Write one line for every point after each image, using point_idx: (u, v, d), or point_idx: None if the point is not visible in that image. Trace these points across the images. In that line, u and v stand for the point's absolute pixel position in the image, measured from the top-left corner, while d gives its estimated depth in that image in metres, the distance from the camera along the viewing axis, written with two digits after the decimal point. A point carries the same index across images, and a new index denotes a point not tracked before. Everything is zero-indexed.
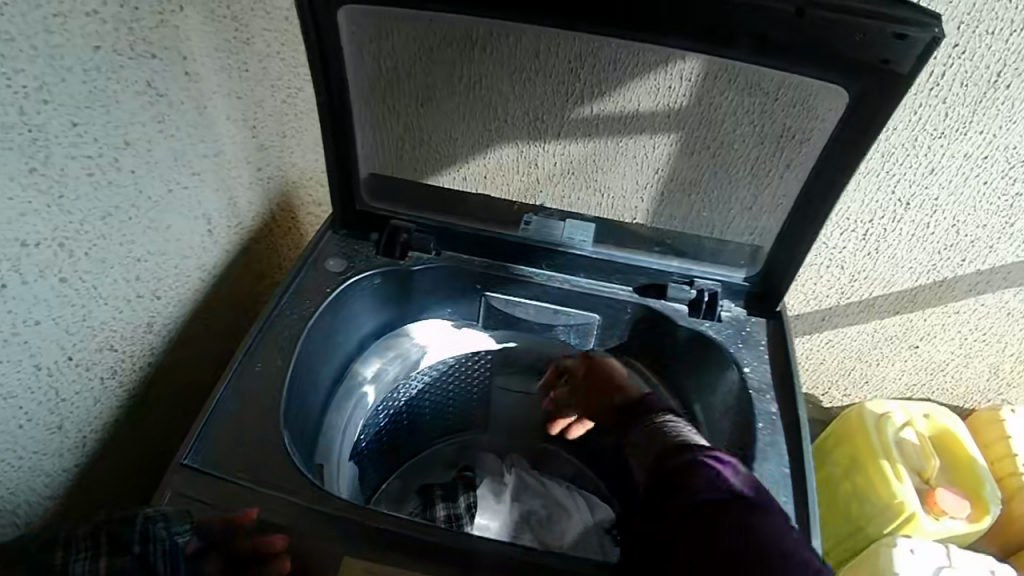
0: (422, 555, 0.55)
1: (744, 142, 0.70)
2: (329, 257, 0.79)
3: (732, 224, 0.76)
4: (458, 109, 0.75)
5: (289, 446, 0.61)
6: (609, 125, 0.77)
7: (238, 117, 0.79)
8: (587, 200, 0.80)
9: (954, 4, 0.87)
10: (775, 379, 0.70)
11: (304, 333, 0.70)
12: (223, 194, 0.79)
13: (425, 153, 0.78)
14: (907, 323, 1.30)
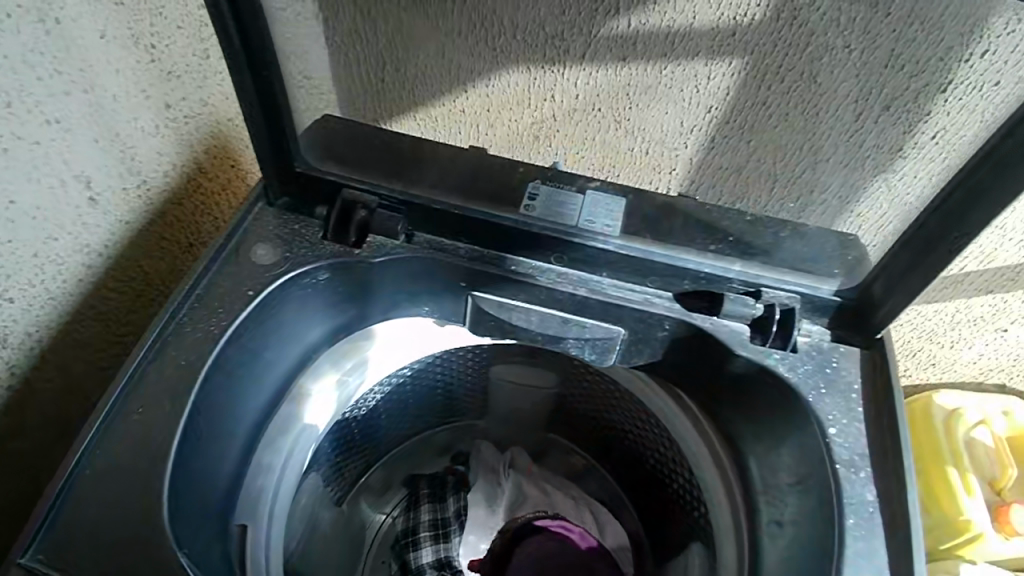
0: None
1: (835, 73, 0.47)
2: (256, 240, 0.57)
3: (819, 180, 0.54)
4: (446, 13, 0.52)
5: (175, 540, 0.44)
6: (654, 46, 0.50)
7: (121, 34, 0.55)
8: (617, 141, 0.58)
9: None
10: (873, 447, 0.50)
11: (210, 361, 0.51)
12: (109, 147, 0.57)
13: (411, 77, 0.57)
14: (1000, 304, 1.07)
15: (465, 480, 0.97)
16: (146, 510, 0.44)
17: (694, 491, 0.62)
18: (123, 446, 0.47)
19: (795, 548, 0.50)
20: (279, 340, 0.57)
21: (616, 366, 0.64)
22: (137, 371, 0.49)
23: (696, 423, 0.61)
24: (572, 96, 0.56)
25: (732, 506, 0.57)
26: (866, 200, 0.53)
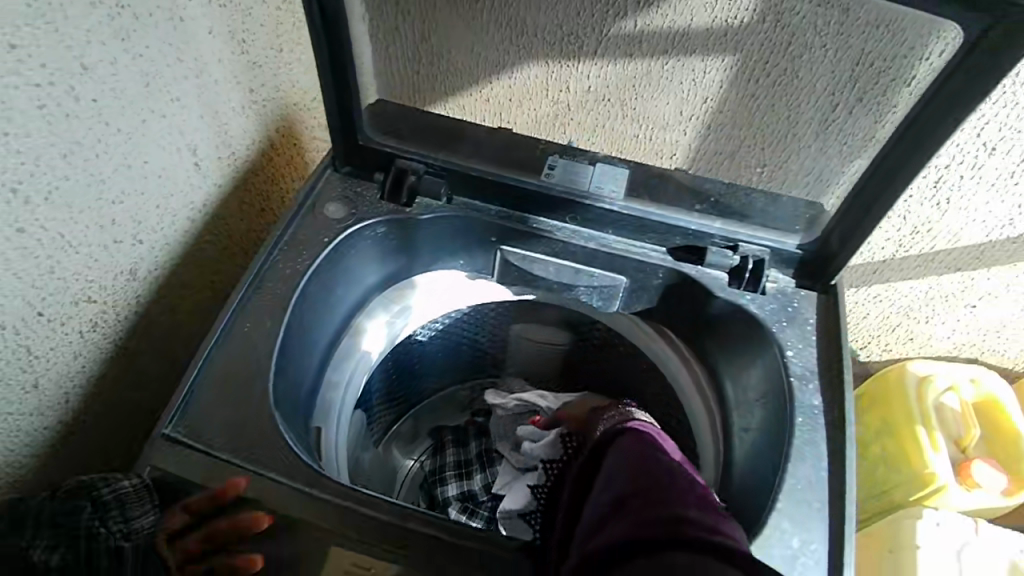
0: (425, 556, 0.50)
1: (812, 69, 0.58)
2: (328, 199, 0.70)
3: (805, 164, 0.65)
4: (474, 16, 0.62)
5: (278, 418, 0.57)
6: (656, 43, 0.63)
7: (223, 31, 0.68)
8: (625, 127, 0.69)
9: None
10: (822, 367, 0.62)
11: (301, 287, 0.64)
12: (211, 122, 0.70)
13: (444, 71, 0.68)
14: (968, 281, 1.18)
15: (485, 429, 1.09)
16: (257, 399, 0.57)
17: (683, 418, 0.74)
18: (235, 352, 0.60)
19: (759, 446, 0.62)
20: (347, 281, 0.70)
21: (618, 313, 0.76)
22: (244, 296, 0.63)
23: (685, 363, 0.73)
24: (585, 86, 0.67)
25: (712, 425, 0.69)
26: (843, 181, 0.63)
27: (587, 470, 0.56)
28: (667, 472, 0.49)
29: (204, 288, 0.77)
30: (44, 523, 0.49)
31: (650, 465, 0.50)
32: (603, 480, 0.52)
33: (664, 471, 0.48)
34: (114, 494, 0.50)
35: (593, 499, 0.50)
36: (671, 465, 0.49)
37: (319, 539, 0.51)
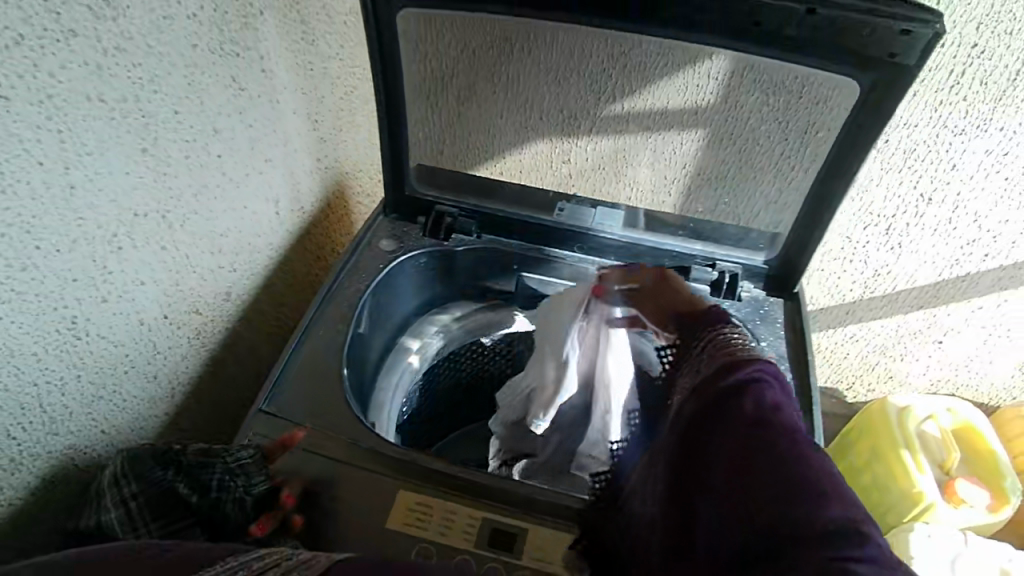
0: (474, 499, 0.61)
1: (770, 138, 0.74)
2: (382, 238, 0.87)
3: (762, 215, 0.81)
4: (496, 105, 0.80)
5: (348, 398, 0.70)
6: (641, 122, 0.79)
7: (303, 112, 0.88)
8: (616, 194, 0.86)
9: (971, 7, 0.92)
10: (789, 354, 0.77)
11: (363, 302, 0.80)
12: (289, 181, 0.88)
13: (467, 149, 0.85)
14: (931, 317, 1.33)
15: None
16: (334, 390, 0.70)
17: None
18: (313, 350, 0.74)
19: None
20: (394, 302, 0.86)
21: None
22: (318, 310, 0.78)
23: None
24: (583, 159, 0.84)
25: None
26: (784, 226, 0.80)
27: (679, 438, 0.48)
28: (809, 477, 0.38)
29: (275, 316, 0.91)
30: (183, 470, 0.60)
31: (776, 471, 0.39)
32: (708, 475, 0.43)
33: (797, 473, 0.38)
34: (239, 461, 0.60)
35: (702, 507, 0.43)
36: (808, 469, 0.39)
37: (383, 486, 0.62)
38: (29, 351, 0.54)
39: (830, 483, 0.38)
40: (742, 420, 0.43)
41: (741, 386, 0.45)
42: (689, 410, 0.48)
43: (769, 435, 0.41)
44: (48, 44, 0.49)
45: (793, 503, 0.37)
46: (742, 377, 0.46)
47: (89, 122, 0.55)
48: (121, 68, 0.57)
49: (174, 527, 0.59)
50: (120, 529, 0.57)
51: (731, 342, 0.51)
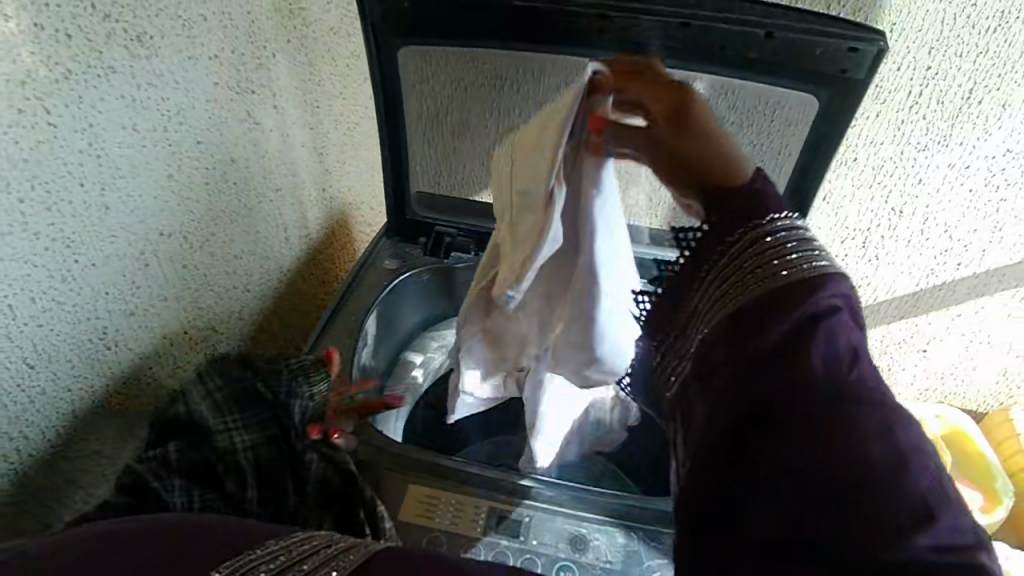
0: (482, 493, 0.65)
1: None
2: (385, 259, 0.93)
3: None
4: (488, 136, 0.86)
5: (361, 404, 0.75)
6: None
7: (310, 145, 0.94)
8: None
9: (922, 32, 0.96)
10: None
11: (370, 317, 0.86)
12: (297, 209, 0.94)
13: (464, 178, 0.91)
14: (914, 327, 1.37)
15: None
16: None
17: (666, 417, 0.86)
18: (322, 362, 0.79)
19: None
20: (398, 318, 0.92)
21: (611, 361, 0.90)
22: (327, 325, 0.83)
23: None
24: None
25: None
26: None
27: (726, 378, 0.43)
28: (907, 474, 0.36)
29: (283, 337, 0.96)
30: (261, 372, 0.65)
31: (868, 462, 0.36)
32: (767, 438, 0.40)
33: (879, 465, 0.36)
34: (299, 364, 0.66)
35: (754, 463, 0.40)
36: (904, 465, 0.36)
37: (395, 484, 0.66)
38: (64, 358, 0.59)
39: (928, 477, 0.36)
40: (822, 383, 0.39)
41: (805, 326, 0.41)
42: (744, 349, 0.43)
43: (853, 412, 0.38)
44: (90, 79, 0.56)
45: (884, 496, 0.35)
46: (811, 313, 0.41)
47: (123, 149, 0.61)
48: (152, 101, 0.63)
49: (255, 422, 0.61)
50: (209, 419, 0.61)
51: (776, 254, 0.45)
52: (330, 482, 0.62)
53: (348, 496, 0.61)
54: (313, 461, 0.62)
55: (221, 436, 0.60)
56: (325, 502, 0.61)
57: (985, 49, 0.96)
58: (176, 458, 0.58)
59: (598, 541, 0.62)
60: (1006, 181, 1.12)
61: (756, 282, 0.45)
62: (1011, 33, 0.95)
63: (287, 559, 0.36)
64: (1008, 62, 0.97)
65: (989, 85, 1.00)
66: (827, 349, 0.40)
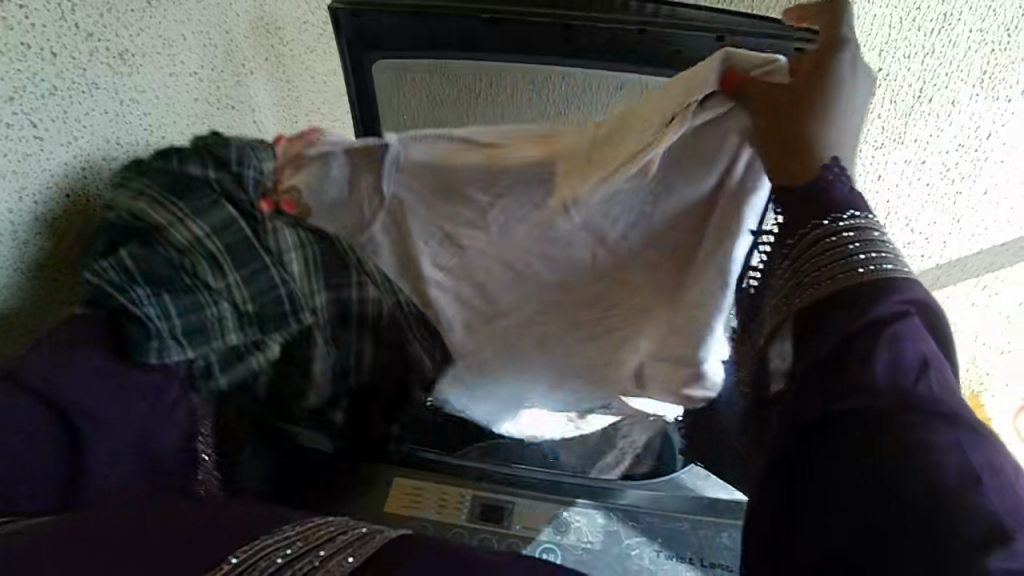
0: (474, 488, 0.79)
1: None
2: None
3: None
4: None
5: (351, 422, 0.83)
6: None
7: None
8: None
9: (870, 36, 0.87)
10: None
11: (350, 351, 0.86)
12: None
13: None
14: None
15: None
16: None
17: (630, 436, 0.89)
18: None
19: None
20: None
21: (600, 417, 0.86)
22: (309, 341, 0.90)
23: None
24: None
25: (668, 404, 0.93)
26: None
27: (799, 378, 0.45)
28: (974, 496, 0.36)
29: None
30: (186, 156, 0.61)
31: (936, 486, 0.36)
32: (835, 442, 0.41)
33: (944, 486, 0.36)
34: (236, 152, 0.61)
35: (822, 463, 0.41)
36: (972, 484, 0.36)
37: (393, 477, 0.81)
38: None
39: (996, 498, 0.36)
40: (897, 395, 0.39)
41: (876, 336, 0.41)
42: (817, 352, 0.44)
43: (918, 422, 0.38)
44: (75, 95, 0.58)
45: (948, 514, 0.35)
46: (880, 323, 0.42)
47: (107, 163, 0.63)
48: (135, 116, 0.65)
49: (212, 216, 0.57)
50: (151, 212, 0.55)
51: (828, 249, 0.46)
52: (309, 232, 0.63)
53: (325, 255, 0.64)
54: (286, 236, 0.62)
55: (177, 231, 0.55)
56: (306, 265, 0.63)
57: (932, 50, 0.87)
58: (138, 265, 0.53)
59: (579, 521, 0.76)
60: (962, 174, 1.00)
61: (825, 281, 0.45)
62: (964, 25, 0.84)
63: (300, 547, 0.40)
64: (954, 61, 0.87)
65: (944, 83, 0.90)
66: (901, 362, 0.40)
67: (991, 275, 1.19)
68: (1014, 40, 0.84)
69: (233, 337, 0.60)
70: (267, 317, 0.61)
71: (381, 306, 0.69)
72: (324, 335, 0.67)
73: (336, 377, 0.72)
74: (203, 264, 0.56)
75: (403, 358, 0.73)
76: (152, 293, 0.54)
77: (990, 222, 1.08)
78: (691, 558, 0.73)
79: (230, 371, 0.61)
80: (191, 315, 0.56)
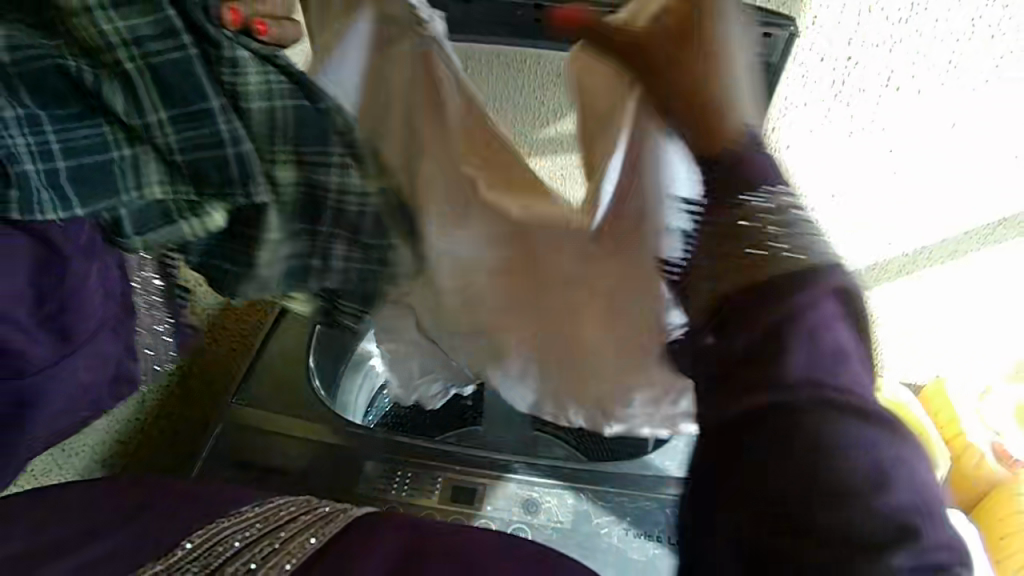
0: (447, 469, 0.80)
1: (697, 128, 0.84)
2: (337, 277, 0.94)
3: None
4: None
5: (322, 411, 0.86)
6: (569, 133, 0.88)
7: None
8: None
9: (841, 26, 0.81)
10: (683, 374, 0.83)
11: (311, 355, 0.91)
12: None
13: None
14: None
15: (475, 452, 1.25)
16: (296, 397, 0.87)
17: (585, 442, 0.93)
18: (273, 377, 0.90)
19: None
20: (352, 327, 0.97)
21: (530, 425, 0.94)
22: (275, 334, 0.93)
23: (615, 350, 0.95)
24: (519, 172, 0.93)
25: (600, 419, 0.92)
26: None
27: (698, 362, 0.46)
28: (877, 499, 0.39)
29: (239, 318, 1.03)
30: None
31: (848, 493, 0.39)
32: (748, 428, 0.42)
33: (860, 496, 0.39)
34: None
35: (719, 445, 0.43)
36: (880, 486, 0.39)
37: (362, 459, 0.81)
38: None
39: (892, 501, 0.39)
40: (831, 389, 0.41)
41: (777, 333, 0.42)
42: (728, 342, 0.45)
43: (828, 419, 0.41)
44: None
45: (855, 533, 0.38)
46: (796, 311, 0.43)
47: None
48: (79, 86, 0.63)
49: (142, 19, 0.47)
50: None
51: (756, 239, 0.45)
52: (278, 78, 0.54)
53: (296, 111, 0.55)
54: (250, 72, 0.52)
55: (81, 26, 0.46)
56: (268, 118, 0.54)
57: (900, 39, 0.82)
58: (20, 70, 0.44)
59: (550, 503, 0.78)
60: (929, 164, 1.00)
61: (739, 274, 0.45)
62: (929, 19, 0.81)
63: (257, 531, 0.43)
64: (924, 52, 0.84)
65: (912, 73, 0.86)
66: (817, 355, 0.42)
67: (951, 262, 1.19)
68: (977, 29, 0.82)
69: (158, 191, 0.51)
70: (204, 180, 0.51)
71: (365, 212, 0.62)
72: (280, 221, 0.59)
73: (293, 273, 0.63)
74: (113, 86, 0.47)
75: (379, 279, 0.69)
76: (34, 113, 0.44)
77: (956, 206, 1.08)
78: (659, 536, 0.75)
79: (151, 235, 0.53)
80: (84, 156, 0.47)
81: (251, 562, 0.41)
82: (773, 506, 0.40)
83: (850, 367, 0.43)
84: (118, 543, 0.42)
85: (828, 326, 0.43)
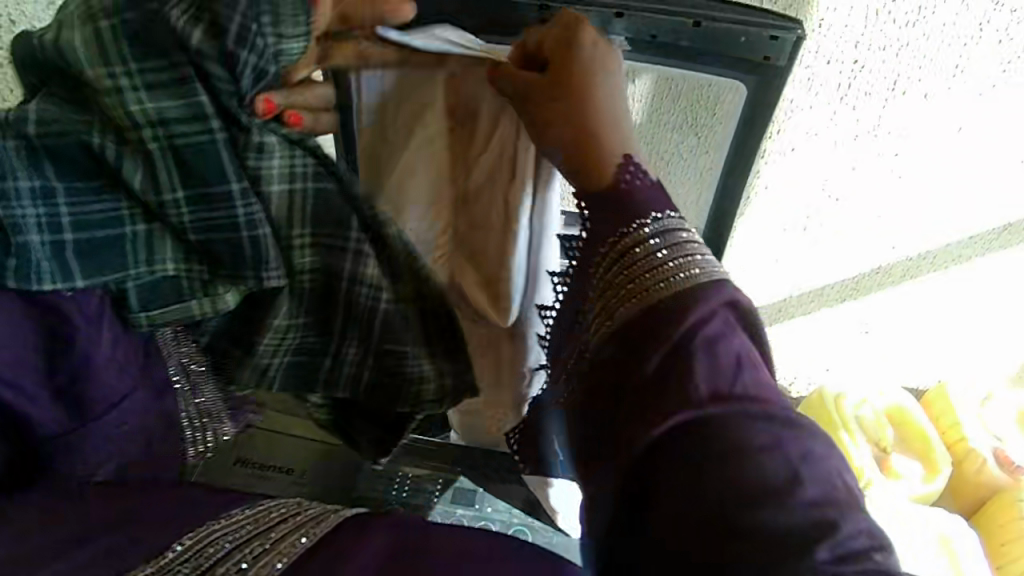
0: None
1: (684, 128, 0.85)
2: None
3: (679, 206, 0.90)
4: None
5: None
6: None
7: None
8: None
9: (850, 28, 0.81)
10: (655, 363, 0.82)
11: None
12: None
13: None
14: None
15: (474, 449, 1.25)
16: None
17: None
18: None
19: None
20: None
21: None
22: None
23: None
24: None
25: None
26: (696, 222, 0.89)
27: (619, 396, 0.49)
28: (792, 493, 0.40)
29: None
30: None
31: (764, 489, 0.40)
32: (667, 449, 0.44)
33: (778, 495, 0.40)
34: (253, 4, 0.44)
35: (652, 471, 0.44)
36: (795, 480, 0.41)
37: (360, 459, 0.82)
38: None
39: (811, 494, 0.40)
40: (731, 397, 0.44)
41: (673, 347, 0.46)
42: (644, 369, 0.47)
43: (733, 425, 0.43)
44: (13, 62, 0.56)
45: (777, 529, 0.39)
46: (696, 326, 0.46)
47: None
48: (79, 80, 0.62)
49: (174, 102, 0.44)
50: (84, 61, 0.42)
51: (659, 265, 0.49)
52: (303, 161, 0.51)
53: (317, 195, 0.52)
54: (272, 157, 0.49)
55: (111, 106, 0.43)
56: (287, 204, 0.51)
57: (907, 42, 0.82)
58: (41, 140, 0.43)
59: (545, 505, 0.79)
60: (933, 168, 0.99)
61: (631, 300, 0.50)
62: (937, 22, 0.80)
63: (248, 531, 0.44)
64: (931, 55, 0.83)
65: (918, 77, 0.86)
66: (717, 367, 0.45)
67: (954, 266, 1.18)
68: (985, 33, 0.82)
69: (169, 268, 0.49)
70: (219, 261, 0.49)
71: (376, 306, 0.58)
72: (291, 310, 0.56)
73: (303, 362, 0.60)
74: (134, 166, 0.45)
75: (399, 383, 0.63)
76: (49, 185, 0.44)
77: (960, 211, 1.07)
78: None
79: (154, 312, 0.50)
80: (96, 229, 0.46)
81: (242, 562, 0.41)
82: (699, 517, 0.41)
83: (747, 377, 0.46)
84: (109, 541, 0.41)
85: (724, 338, 0.47)
